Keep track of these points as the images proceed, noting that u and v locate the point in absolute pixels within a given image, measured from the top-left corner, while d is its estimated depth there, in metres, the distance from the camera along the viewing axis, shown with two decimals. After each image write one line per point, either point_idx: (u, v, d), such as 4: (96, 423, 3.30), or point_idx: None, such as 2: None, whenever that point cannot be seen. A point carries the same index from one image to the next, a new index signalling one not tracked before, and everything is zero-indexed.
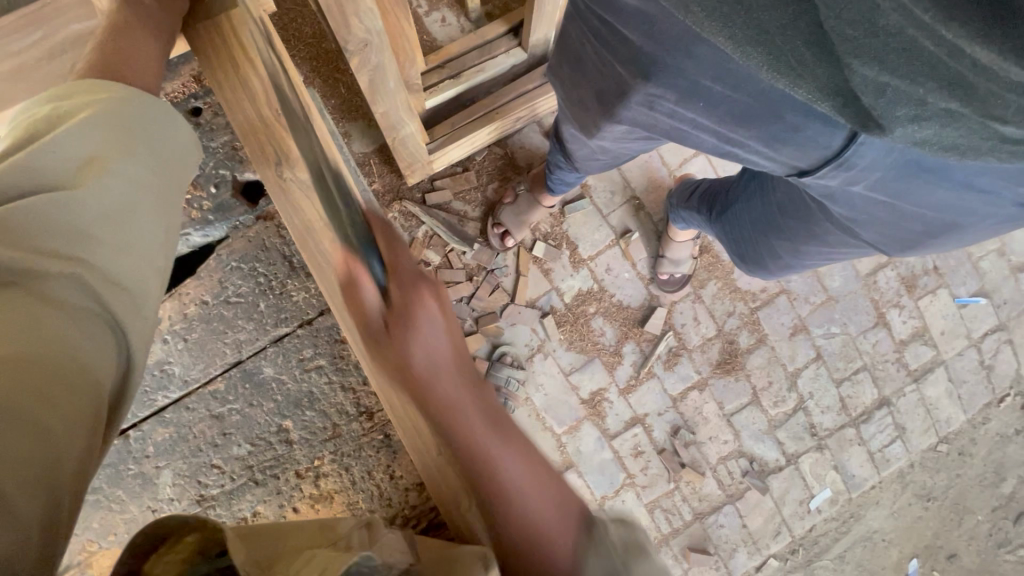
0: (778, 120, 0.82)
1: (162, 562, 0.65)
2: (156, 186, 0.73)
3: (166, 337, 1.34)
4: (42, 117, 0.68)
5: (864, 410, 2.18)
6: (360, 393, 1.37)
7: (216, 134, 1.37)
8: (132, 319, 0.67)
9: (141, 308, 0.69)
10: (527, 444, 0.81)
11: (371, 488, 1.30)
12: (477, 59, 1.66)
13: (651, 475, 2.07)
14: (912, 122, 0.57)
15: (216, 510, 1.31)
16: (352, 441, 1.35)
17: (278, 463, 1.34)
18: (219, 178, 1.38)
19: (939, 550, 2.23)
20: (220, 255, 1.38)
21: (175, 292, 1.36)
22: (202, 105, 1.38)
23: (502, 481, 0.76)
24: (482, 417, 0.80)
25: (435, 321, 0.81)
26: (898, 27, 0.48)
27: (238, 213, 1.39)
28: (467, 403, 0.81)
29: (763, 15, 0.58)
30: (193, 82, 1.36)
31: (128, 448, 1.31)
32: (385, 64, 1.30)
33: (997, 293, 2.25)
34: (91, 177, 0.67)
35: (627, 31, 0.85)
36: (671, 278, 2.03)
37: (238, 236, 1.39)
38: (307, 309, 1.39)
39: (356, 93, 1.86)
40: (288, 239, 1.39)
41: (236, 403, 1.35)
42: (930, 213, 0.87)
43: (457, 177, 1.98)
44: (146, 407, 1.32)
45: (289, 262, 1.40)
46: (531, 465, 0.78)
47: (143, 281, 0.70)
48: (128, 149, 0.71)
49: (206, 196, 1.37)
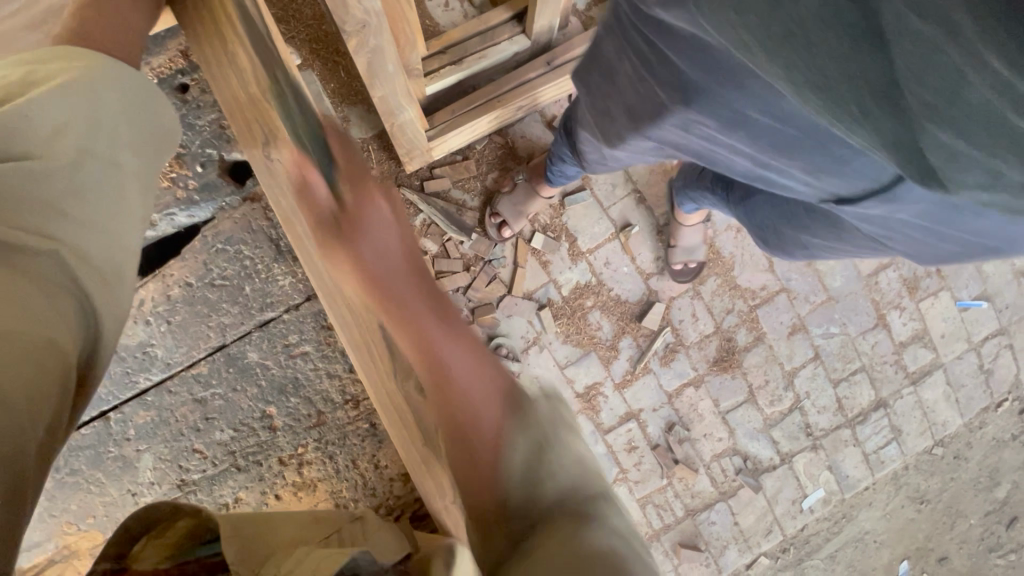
0: (824, 153, 0.78)
1: (153, 544, 0.84)
2: (128, 159, 0.72)
3: (149, 319, 1.32)
4: (14, 79, 0.65)
5: (860, 412, 2.16)
6: (346, 381, 1.38)
7: (202, 111, 1.35)
8: (104, 300, 0.66)
9: (113, 288, 0.68)
10: (438, 297, 0.84)
11: (355, 477, 1.36)
12: (479, 45, 1.63)
13: (644, 471, 2.06)
14: (978, 187, 0.58)
15: (198, 495, 1.32)
16: (336, 428, 1.37)
17: (261, 450, 1.34)
18: (206, 156, 1.37)
19: (930, 552, 2.24)
20: (205, 236, 1.36)
21: (158, 274, 1.33)
22: (190, 82, 1.35)
23: (448, 383, 0.78)
24: (424, 303, 0.82)
25: (384, 225, 0.81)
26: (985, 99, 0.45)
27: (226, 193, 1.37)
28: (413, 293, 0.82)
29: (827, 63, 0.52)
30: (181, 58, 1.33)
31: (109, 431, 1.31)
32: (383, 46, 1.27)
33: (999, 297, 2.22)
34: (64, 147, 0.65)
35: (675, 56, 0.80)
36: (685, 268, 2.01)
37: (224, 217, 1.37)
38: (293, 293, 1.38)
39: (355, 76, 1.83)
40: (276, 223, 1.37)
41: (219, 388, 1.34)
42: (975, 241, 0.82)
43: (456, 165, 1.95)
44: (128, 389, 1.31)
45: (276, 245, 1.37)
46: (464, 346, 0.81)
47: (115, 262, 0.69)
48: (101, 122, 0.69)
49: (191, 174, 1.36)
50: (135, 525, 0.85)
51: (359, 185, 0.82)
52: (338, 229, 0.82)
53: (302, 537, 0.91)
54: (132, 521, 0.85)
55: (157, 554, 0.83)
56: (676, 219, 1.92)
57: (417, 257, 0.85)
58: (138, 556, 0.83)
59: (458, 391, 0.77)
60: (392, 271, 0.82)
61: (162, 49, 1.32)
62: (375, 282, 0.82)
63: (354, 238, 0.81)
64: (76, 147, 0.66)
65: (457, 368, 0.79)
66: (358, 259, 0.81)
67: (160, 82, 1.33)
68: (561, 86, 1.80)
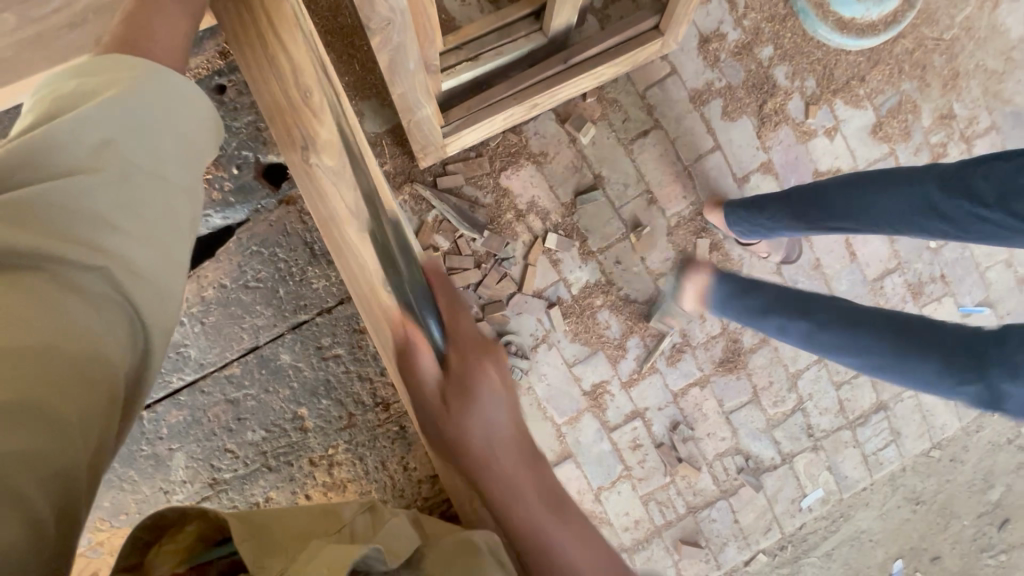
0: None
1: (165, 550, 0.84)
2: (176, 174, 0.71)
3: (183, 321, 1.38)
4: (66, 91, 0.66)
5: (860, 414, 2.19)
6: (377, 384, 1.47)
7: (239, 113, 1.35)
8: (155, 316, 0.66)
9: (165, 302, 0.67)
10: (551, 486, 1.06)
11: (385, 478, 1.47)
12: (496, 41, 1.62)
13: (648, 468, 2.09)
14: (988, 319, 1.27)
15: (230, 493, 1.44)
16: (367, 430, 1.47)
17: (292, 450, 1.45)
18: (241, 159, 1.37)
19: (923, 552, 2.29)
20: (240, 238, 1.39)
21: (194, 275, 1.38)
22: (226, 82, 1.33)
23: (549, 551, 1.00)
24: (535, 493, 1.04)
25: (492, 396, 1.03)
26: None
27: (261, 196, 1.40)
28: (521, 476, 1.04)
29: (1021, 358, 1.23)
30: (218, 57, 1.30)
31: (143, 429, 1.39)
32: (406, 44, 1.26)
33: (1001, 303, 2.24)
34: (111, 163, 0.65)
35: None
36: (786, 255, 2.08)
37: (260, 220, 1.40)
38: (327, 297, 1.43)
39: (371, 70, 1.82)
40: (311, 227, 1.40)
41: (252, 389, 1.43)
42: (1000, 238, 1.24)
43: (469, 162, 1.94)
44: (162, 388, 1.40)
45: (310, 248, 1.41)
46: (575, 537, 1.02)
47: (166, 276, 0.68)
48: (145, 131, 0.68)
49: (227, 176, 1.37)
50: (144, 535, 0.84)
51: (466, 361, 1.04)
52: (447, 397, 1.03)
53: (313, 534, 0.93)
54: (141, 532, 0.84)
55: (172, 558, 0.83)
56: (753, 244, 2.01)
57: (520, 431, 1.07)
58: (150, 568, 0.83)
59: (563, 557, 1.00)
60: (502, 444, 1.04)
61: (200, 48, 1.29)
62: (479, 451, 1.03)
63: (468, 415, 1.02)
64: (122, 160, 0.66)
65: (558, 542, 1.01)
66: (466, 432, 1.03)
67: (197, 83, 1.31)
68: (578, 84, 1.78)
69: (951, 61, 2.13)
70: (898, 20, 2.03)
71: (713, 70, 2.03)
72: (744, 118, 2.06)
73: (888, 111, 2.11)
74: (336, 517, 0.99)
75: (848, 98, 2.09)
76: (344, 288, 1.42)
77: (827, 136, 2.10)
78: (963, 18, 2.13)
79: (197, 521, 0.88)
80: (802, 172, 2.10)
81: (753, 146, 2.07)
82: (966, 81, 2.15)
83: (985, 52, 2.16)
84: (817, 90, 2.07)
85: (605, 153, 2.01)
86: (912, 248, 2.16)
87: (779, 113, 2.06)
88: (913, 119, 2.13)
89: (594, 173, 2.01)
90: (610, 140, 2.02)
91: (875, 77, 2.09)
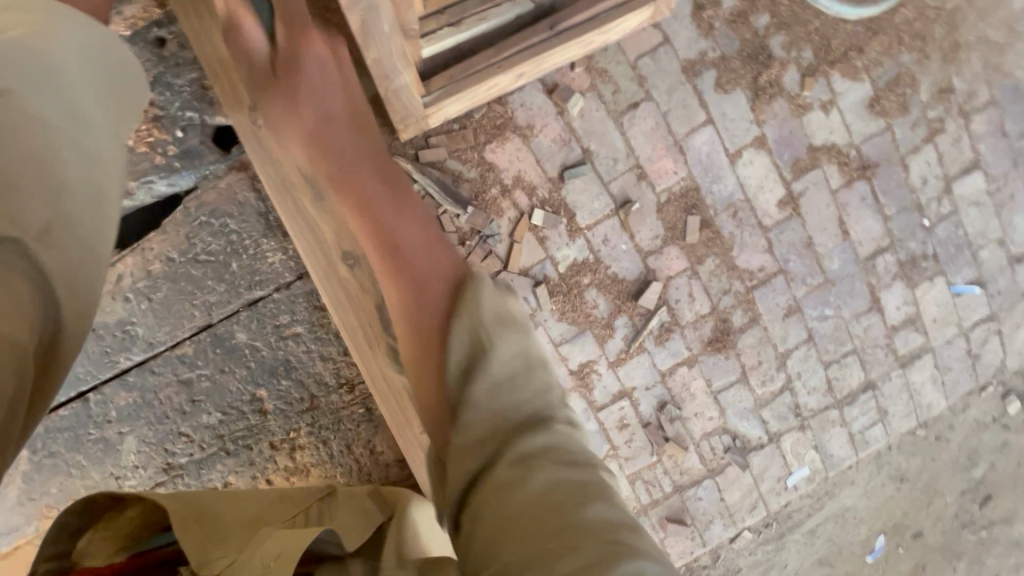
0: None
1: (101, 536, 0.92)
2: (93, 144, 0.73)
3: (129, 296, 1.42)
4: None
5: (848, 393, 2.18)
6: (339, 363, 1.50)
7: (181, 70, 1.34)
8: (70, 299, 0.68)
9: (86, 289, 0.70)
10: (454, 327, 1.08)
11: (350, 462, 1.53)
12: (479, 5, 1.50)
13: (635, 448, 2.07)
14: None
15: (186, 479, 1.48)
16: (329, 412, 1.51)
17: (251, 433, 1.49)
18: (186, 121, 1.37)
19: (906, 528, 2.31)
20: (188, 208, 1.42)
21: (139, 248, 1.42)
22: (167, 36, 1.33)
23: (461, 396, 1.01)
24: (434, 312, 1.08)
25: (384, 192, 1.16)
26: None
27: (209, 161, 1.41)
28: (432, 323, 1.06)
29: None
30: (156, 8, 1.31)
31: (90, 412, 1.45)
32: (379, 4, 1.21)
33: (992, 283, 2.22)
34: (2, 110, 0.64)
35: None
36: (775, 233, 2.06)
37: (208, 187, 1.42)
38: (283, 272, 1.47)
39: (348, 35, 1.73)
40: (263, 195, 1.43)
41: (206, 368, 1.47)
42: None
43: (452, 135, 1.87)
44: (109, 367, 1.44)
45: (265, 219, 1.44)
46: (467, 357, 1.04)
47: (87, 253, 0.70)
48: (54, 99, 0.70)
49: (171, 139, 1.37)
50: (73, 520, 0.92)
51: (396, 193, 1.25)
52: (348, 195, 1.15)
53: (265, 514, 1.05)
54: (68, 518, 0.91)
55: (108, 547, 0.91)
56: (760, 239, 2.06)
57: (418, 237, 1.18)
58: (81, 554, 0.89)
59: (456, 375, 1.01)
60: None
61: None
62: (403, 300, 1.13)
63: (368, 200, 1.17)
64: (19, 112, 0.66)
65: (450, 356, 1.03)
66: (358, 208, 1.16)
67: (134, 34, 1.31)
68: (565, 52, 1.70)
69: (953, 31, 2.06)
70: None
71: (706, 40, 1.95)
72: (739, 90, 1.99)
73: (886, 83, 2.05)
74: (297, 501, 1.10)
75: (846, 70, 2.02)
76: (301, 263, 1.46)
77: (822, 110, 2.04)
78: None
79: (136, 508, 0.96)
80: (797, 147, 2.04)
81: (746, 119, 2.01)
82: (966, 52, 2.08)
83: (987, 23, 2.09)
84: (814, 61, 2.00)
85: (594, 126, 1.95)
86: (906, 226, 2.13)
87: (774, 85, 1.99)
88: (912, 92, 2.06)
89: (582, 146, 1.94)
90: (599, 112, 1.94)
91: (874, 47, 2.03)
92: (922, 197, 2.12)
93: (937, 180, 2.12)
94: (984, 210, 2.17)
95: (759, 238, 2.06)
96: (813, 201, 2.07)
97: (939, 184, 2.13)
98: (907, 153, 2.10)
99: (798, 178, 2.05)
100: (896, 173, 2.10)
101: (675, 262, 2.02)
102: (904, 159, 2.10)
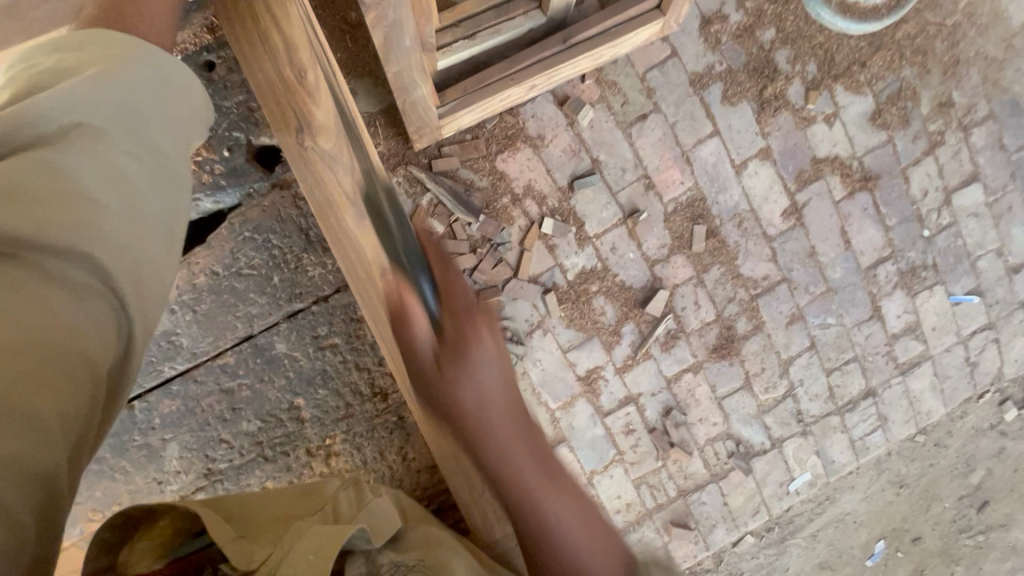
0: None
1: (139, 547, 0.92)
2: (167, 166, 0.78)
3: (175, 308, 1.45)
4: (45, 70, 0.72)
5: (850, 400, 2.22)
6: (374, 373, 1.55)
7: (230, 92, 1.38)
8: (139, 318, 0.70)
9: (150, 308, 0.72)
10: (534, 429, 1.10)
11: (384, 468, 1.58)
12: (493, 19, 1.54)
13: (640, 452, 2.11)
14: None
15: (225, 484, 1.53)
16: (364, 420, 1.56)
17: (289, 440, 1.54)
18: (233, 141, 1.40)
19: (905, 533, 2.35)
20: (232, 224, 1.46)
21: (186, 262, 1.45)
22: (215, 59, 1.36)
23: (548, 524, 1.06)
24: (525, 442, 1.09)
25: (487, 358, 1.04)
26: None
27: (254, 179, 1.44)
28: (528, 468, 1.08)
29: None
30: (207, 33, 1.33)
31: (135, 419, 1.48)
32: (403, 20, 1.24)
33: (990, 292, 2.26)
34: (85, 138, 0.69)
35: None
36: (778, 243, 2.10)
37: (253, 205, 1.46)
38: (323, 285, 1.51)
39: (365, 46, 1.77)
40: (304, 212, 1.46)
41: (247, 378, 1.51)
42: None
43: (465, 145, 1.91)
44: (153, 377, 1.47)
45: (306, 234, 1.48)
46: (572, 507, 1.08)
47: (159, 274, 0.74)
48: (131, 128, 0.74)
49: (218, 159, 1.41)
50: (109, 535, 0.91)
51: (460, 317, 1.04)
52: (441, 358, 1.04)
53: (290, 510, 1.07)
54: (105, 533, 0.90)
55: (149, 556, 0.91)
56: (766, 249, 2.10)
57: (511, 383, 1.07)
58: (125, 565, 0.90)
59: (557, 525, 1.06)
60: None
61: (187, 23, 1.31)
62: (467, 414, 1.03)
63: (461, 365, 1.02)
64: (92, 137, 0.70)
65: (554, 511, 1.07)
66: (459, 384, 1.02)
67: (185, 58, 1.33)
68: (576, 66, 1.73)
69: (952, 47, 2.11)
70: (901, 4, 2.03)
71: (713, 53, 2.00)
72: (744, 102, 2.03)
73: (888, 97, 2.09)
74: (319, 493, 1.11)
75: (849, 84, 2.07)
76: (339, 277, 1.50)
77: (826, 123, 2.08)
78: (965, 3, 2.11)
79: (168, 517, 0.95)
80: (801, 159, 2.08)
81: (751, 131, 2.05)
82: (966, 67, 2.13)
83: (986, 38, 2.14)
84: (818, 75, 2.05)
85: (603, 136, 1.98)
86: (906, 237, 2.17)
87: (778, 98, 2.04)
88: (913, 106, 2.11)
89: (591, 157, 1.98)
90: (608, 123, 1.98)
91: (876, 62, 2.07)
92: (923, 208, 2.17)
93: (937, 192, 2.17)
94: (981, 221, 2.22)
95: (764, 248, 2.10)
96: (817, 211, 2.11)
97: (939, 196, 2.18)
98: (908, 165, 2.14)
99: (802, 189, 2.09)
100: (897, 185, 2.14)
101: (681, 270, 2.06)
102: (905, 171, 2.14)
